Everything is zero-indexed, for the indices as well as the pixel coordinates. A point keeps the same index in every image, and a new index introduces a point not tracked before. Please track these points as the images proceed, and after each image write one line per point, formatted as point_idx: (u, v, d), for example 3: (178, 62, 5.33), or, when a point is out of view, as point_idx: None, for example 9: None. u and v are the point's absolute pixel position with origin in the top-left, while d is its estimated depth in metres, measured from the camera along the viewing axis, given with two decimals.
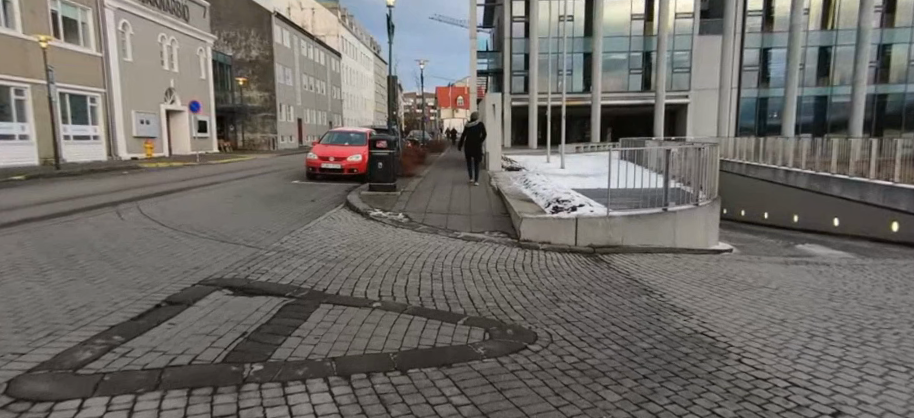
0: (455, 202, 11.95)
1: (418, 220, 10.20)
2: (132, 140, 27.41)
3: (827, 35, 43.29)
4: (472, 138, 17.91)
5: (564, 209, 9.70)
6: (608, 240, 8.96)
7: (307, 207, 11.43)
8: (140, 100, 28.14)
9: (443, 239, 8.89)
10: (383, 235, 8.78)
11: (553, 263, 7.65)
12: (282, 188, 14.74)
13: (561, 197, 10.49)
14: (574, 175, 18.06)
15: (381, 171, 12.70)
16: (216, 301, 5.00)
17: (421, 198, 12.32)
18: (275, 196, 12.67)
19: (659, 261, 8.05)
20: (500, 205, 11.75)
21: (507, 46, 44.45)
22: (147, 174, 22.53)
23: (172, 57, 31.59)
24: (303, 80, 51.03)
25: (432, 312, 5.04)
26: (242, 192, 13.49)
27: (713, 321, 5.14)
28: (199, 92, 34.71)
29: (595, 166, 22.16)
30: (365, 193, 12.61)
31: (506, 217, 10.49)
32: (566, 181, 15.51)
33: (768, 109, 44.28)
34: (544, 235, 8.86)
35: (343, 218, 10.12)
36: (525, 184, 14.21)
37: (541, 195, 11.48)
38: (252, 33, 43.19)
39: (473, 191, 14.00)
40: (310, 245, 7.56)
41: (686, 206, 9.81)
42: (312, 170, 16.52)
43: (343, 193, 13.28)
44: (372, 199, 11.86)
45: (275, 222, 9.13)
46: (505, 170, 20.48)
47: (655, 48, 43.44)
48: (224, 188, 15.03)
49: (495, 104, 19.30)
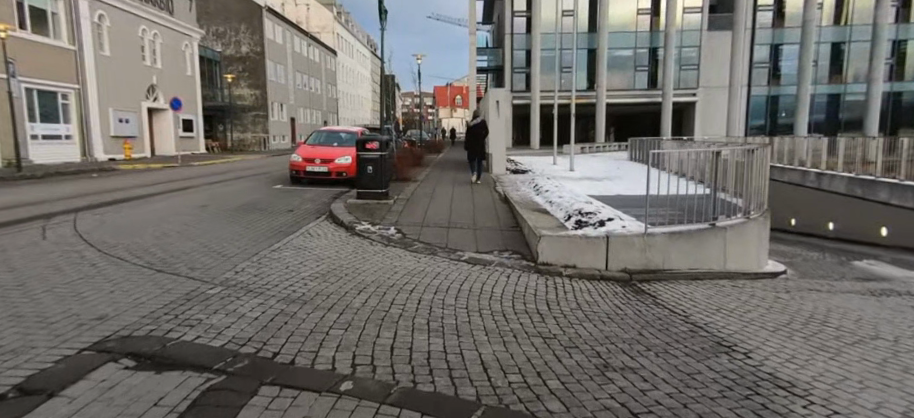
0: (457, 213, 10.26)
1: (412, 236, 8.52)
2: (110, 140, 25.72)
3: (839, 31, 41.75)
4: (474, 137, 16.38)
5: (589, 223, 8.04)
6: (646, 263, 7.29)
7: (281, 219, 9.76)
8: (118, 97, 26.44)
9: (442, 263, 7.21)
10: (368, 259, 7.09)
11: (584, 298, 5.98)
12: (261, 194, 13.09)
13: (585, 208, 8.81)
14: (586, 178, 16.37)
15: (371, 176, 11.01)
16: (102, 384, 3.31)
17: (418, 207, 10.64)
18: (248, 205, 11.00)
19: (717, 292, 6.38)
20: (511, 216, 10.10)
21: (507, 42, 42.75)
22: (122, 176, 20.86)
23: (154, 52, 29.88)
24: (296, 78, 49.37)
25: (428, 401, 3.38)
26: (211, 200, 11.80)
27: (849, 411, 3.43)
28: (184, 89, 33.03)
29: (605, 168, 20.48)
30: (353, 202, 10.92)
31: (519, 232, 8.84)
32: (579, 186, 13.89)
33: (779, 108, 42.79)
34: (567, 257, 7.25)
35: (321, 235, 8.44)
36: (536, 191, 12.49)
37: (559, 204, 9.86)
38: (242, 29, 41.46)
39: (477, 198, 12.29)
40: (271, 277, 5.88)
41: (736, 220, 8.10)
42: (295, 173, 14.82)
43: (328, 201, 11.60)
44: (360, 210, 10.16)
45: (235, 242, 7.45)
46: (510, 173, 18.74)
47: (662, 44, 41.81)
48: (194, 194, 13.37)
49: (498, 100, 17.69)
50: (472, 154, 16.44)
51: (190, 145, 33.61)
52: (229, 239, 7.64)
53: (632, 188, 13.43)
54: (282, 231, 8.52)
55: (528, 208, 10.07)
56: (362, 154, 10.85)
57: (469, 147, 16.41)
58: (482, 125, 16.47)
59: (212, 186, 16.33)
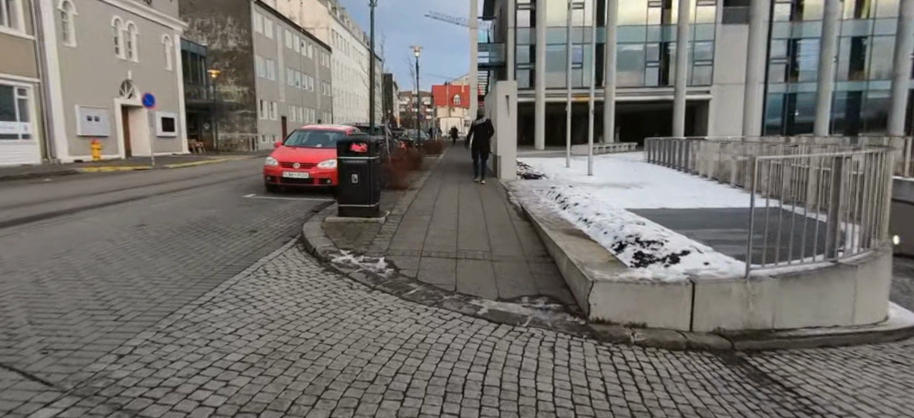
0: (466, 235, 7.96)
1: (409, 275, 6.22)
2: (76, 140, 23.40)
3: (861, 25, 39.86)
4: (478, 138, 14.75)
5: (656, 257, 5.73)
6: (748, 322, 4.98)
7: (237, 242, 7.45)
8: (87, 93, 24.12)
9: (449, 324, 4.84)
10: (341, 319, 4.73)
11: (687, 400, 3.66)
12: (226, 205, 10.83)
13: (642, 233, 6.51)
14: (611, 185, 14.08)
15: (357, 184, 8.63)
16: None
17: (418, 228, 8.30)
18: (199, 222, 8.68)
19: (887, 380, 4.06)
20: (539, 242, 7.76)
21: (510, 37, 40.36)
22: (83, 181, 18.52)
23: (129, 44, 27.52)
24: (288, 75, 47.03)
25: None
26: (158, 213, 9.49)
27: None
28: (165, 85, 30.72)
29: (627, 172, 18.22)
30: (331, 219, 8.60)
31: (554, 268, 6.53)
32: (609, 196, 11.62)
33: (797, 106, 40.83)
34: (634, 311, 4.97)
35: (281, 274, 6.04)
36: (560, 202, 10.15)
37: (598, 223, 7.59)
38: (229, 21, 39.11)
39: (488, 211, 9.99)
40: (171, 368, 3.54)
41: (864, 254, 5.70)
42: (271, 179, 12.62)
43: (306, 217, 9.35)
44: (341, 232, 7.85)
45: (147, 289, 5.11)
46: (520, 178, 16.41)
47: (673, 39, 39.59)
48: (145, 205, 11.10)
49: (508, 95, 15.64)
50: (476, 156, 14.81)
51: (171, 145, 31.29)
52: (142, 282, 5.31)
53: (674, 198, 11.19)
54: (229, 267, 6.15)
55: (562, 230, 7.74)
56: (343, 158, 8.56)
57: (473, 149, 14.83)
58: (487, 124, 14.75)
59: (175, 192, 14.07)
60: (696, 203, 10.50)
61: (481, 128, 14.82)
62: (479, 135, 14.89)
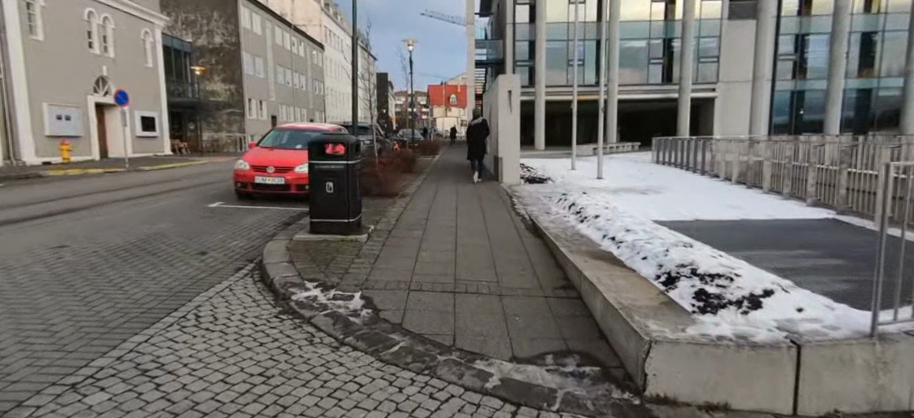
0: (466, 259, 6.43)
1: (392, 320, 4.68)
2: (44, 140, 21.78)
3: (870, 19, 38.72)
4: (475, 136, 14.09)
5: (728, 300, 4.19)
6: (879, 401, 3.43)
7: (175, 270, 5.83)
8: (56, 90, 22.46)
9: (444, 413, 3.26)
10: (284, 410, 3.14)
11: None
12: (184, 217, 9.24)
13: (700, 261, 4.96)
14: (627, 191, 12.57)
15: (332, 193, 7.06)
16: None
17: (408, 249, 6.77)
18: (140, 241, 7.09)
19: None
20: (560, 269, 6.21)
21: (509, 33, 38.82)
22: (42, 185, 16.80)
23: (104, 39, 25.90)
24: (278, 73, 45.36)
25: None
26: (93, 230, 7.84)
27: None
28: (144, 83, 29.11)
29: (641, 176, 16.67)
30: (300, 236, 7.04)
31: (583, 309, 5.01)
32: (630, 204, 10.11)
33: (805, 104, 39.67)
34: (714, 387, 3.45)
35: (218, 320, 4.45)
36: (577, 213, 8.62)
37: (632, 245, 6.07)
38: (215, 16, 37.49)
39: (492, 224, 8.44)
40: None
41: None
42: (242, 186, 11.04)
43: (274, 233, 7.79)
44: (312, 255, 6.30)
45: (7, 360, 3.51)
46: (525, 182, 14.80)
47: (678, 35, 38.23)
48: (90, 215, 9.48)
49: (509, 90, 14.17)
50: (472, 155, 14.39)
51: (151, 146, 29.62)
52: (7, 345, 3.71)
53: (706, 207, 9.66)
54: (149, 310, 4.54)
55: (588, 253, 6.17)
56: (315, 160, 7.01)
57: (469, 146, 14.24)
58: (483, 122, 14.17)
59: (134, 199, 12.41)
60: (736, 213, 8.98)
61: (479, 127, 14.14)
62: (476, 133, 14.08)
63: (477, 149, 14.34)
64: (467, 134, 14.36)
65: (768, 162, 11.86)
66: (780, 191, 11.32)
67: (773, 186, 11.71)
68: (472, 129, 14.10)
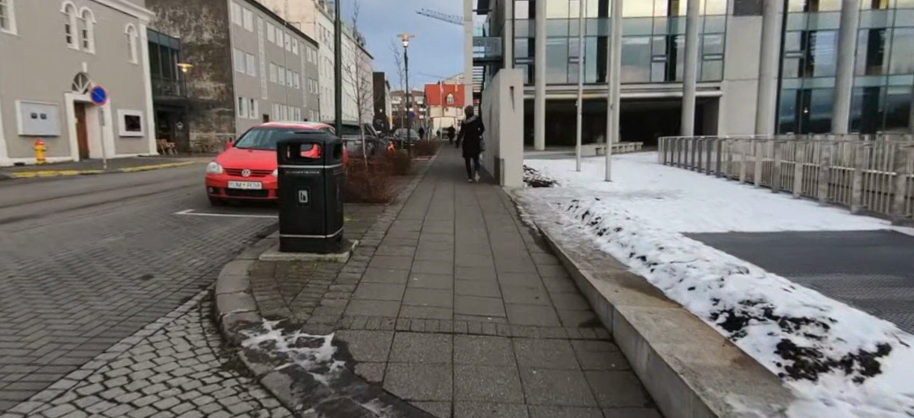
0: (467, 285, 5.30)
1: (370, 379, 3.52)
2: (17, 140, 20.63)
3: (879, 15, 37.78)
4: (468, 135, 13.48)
5: (832, 360, 3.04)
6: None
7: (101, 301, 4.65)
8: (30, 86, 21.28)
9: None
10: None
11: None
12: (142, 227, 8.09)
13: (769, 297, 3.82)
14: (641, 197, 11.48)
15: (306, 204, 5.91)
16: None
17: (398, 272, 5.64)
18: (75, 260, 5.92)
19: None
20: (581, 299, 5.09)
21: (508, 30, 37.69)
22: (8, 188, 15.60)
23: (85, 33, 24.71)
24: (270, 72, 44.11)
25: None
26: (23, 245, 6.62)
27: None
28: (128, 81, 27.95)
29: (653, 179, 15.53)
30: (267, 254, 5.87)
31: (620, 359, 3.89)
32: (650, 212, 9.00)
33: (812, 103, 38.76)
34: None
35: (132, 384, 3.28)
36: (594, 225, 7.52)
37: (671, 269, 4.94)
38: (203, 12, 36.24)
39: (497, 238, 7.31)
40: None
41: None
42: (214, 191, 9.88)
43: (239, 250, 6.62)
44: (278, 280, 5.16)
45: None
46: (528, 186, 13.55)
47: (682, 32, 37.15)
48: (35, 224, 8.30)
49: (510, 84, 12.98)
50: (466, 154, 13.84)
51: (135, 146, 28.45)
52: None
53: (738, 217, 8.52)
54: (41, 369, 3.38)
55: (617, 280, 5.01)
56: (285, 165, 5.87)
57: (462, 146, 13.70)
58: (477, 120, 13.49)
59: (96, 205, 11.20)
60: (775, 223, 7.88)
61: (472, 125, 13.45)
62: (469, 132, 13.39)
63: (471, 147, 13.77)
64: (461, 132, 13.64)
65: (800, 164, 10.78)
66: (815, 197, 10.21)
67: (805, 191, 10.62)
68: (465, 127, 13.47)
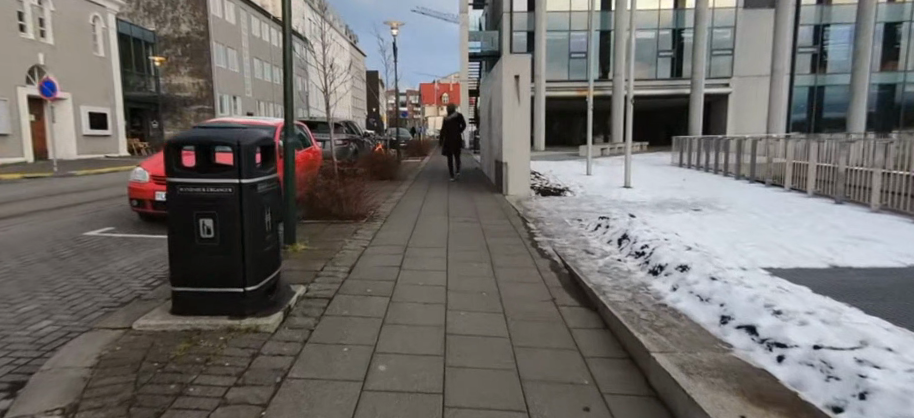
0: (468, 385, 3.16)
1: None
2: None
3: (895, 9, 36.17)
4: (449, 133, 13.69)
5: None
6: None
7: None
8: None
9: None
10: None
11: None
12: (23, 254, 5.94)
13: None
14: (678, 211, 9.38)
15: (214, 241, 3.73)
16: None
17: (357, 352, 3.52)
18: None
19: None
20: (664, 414, 2.95)
21: (506, 23, 35.57)
22: None
23: (42, 23, 22.52)
24: (255, 68, 41.90)
25: None
26: None
27: None
28: (95, 75, 25.77)
29: (679, 186, 13.48)
30: (151, 319, 3.66)
31: None
32: (706, 234, 6.89)
33: (826, 101, 36.97)
34: None
35: None
36: (645, 259, 5.37)
37: (829, 367, 2.81)
38: (180, 3, 34.01)
39: (507, 278, 5.17)
40: None
41: None
42: (138, 204, 7.66)
43: (124, 303, 4.43)
44: (142, 379, 2.98)
45: None
46: (537, 193, 11.46)
47: (688, 25, 35.19)
48: None
49: (514, 73, 10.98)
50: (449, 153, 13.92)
51: (102, 146, 26.24)
52: None
53: (825, 242, 6.44)
54: None
55: (732, 385, 2.83)
56: (177, 178, 3.70)
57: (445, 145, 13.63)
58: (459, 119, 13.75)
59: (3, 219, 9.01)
60: (892, 253, 5.80)
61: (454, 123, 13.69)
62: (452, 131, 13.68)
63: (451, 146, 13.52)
64: (447, 130, 13.72)
65: (881, 171, 8.74)
66: (906, 212, 8.14)
67: (888, 203, 8.58)
68: (446, 125, 13.73)
